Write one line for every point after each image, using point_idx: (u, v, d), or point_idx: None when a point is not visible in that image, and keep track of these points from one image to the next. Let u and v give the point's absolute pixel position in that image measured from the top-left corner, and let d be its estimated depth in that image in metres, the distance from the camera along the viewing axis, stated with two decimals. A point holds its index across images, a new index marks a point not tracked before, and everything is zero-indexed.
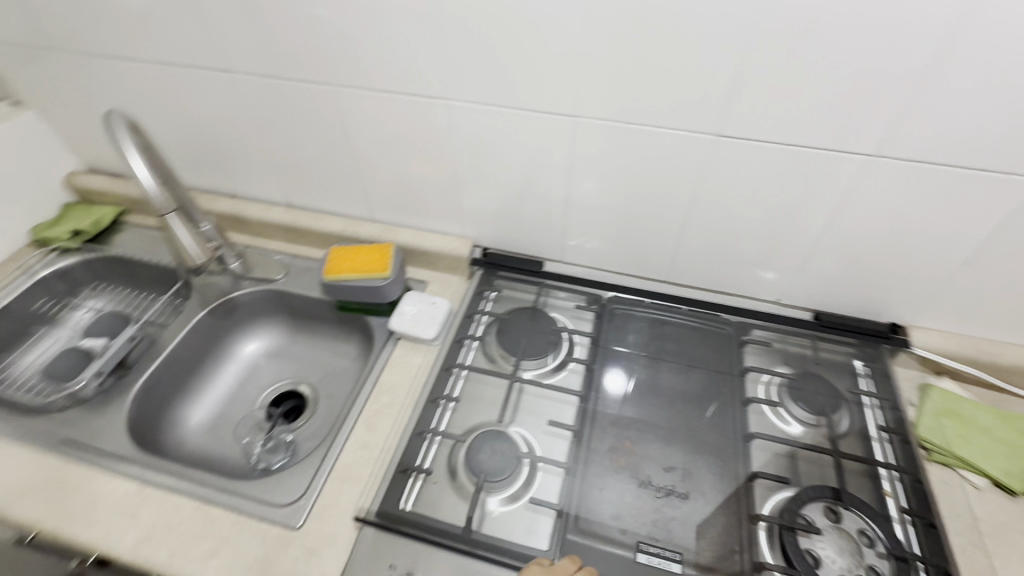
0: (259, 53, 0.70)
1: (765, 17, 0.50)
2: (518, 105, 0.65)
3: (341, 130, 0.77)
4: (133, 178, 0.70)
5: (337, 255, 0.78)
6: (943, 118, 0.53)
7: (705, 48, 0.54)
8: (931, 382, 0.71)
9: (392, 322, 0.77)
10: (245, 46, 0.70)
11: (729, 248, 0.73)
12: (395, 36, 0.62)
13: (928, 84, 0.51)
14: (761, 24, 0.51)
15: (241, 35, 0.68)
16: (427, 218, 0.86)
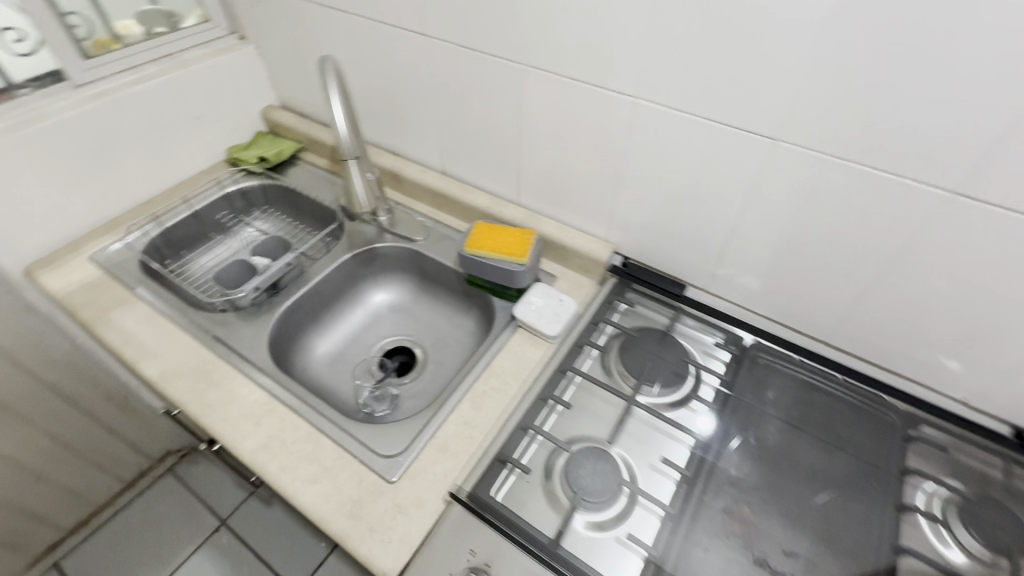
0: (462, 20, 0.71)
1: None
2: (711, 116, 0.60)
3: (516, 109, 0.77)
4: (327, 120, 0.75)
5: (482, 230, 0.79)
6: None
7: (973, 89, 0.45)
8: None
9: (516, 309, 0.77)
10: (449, 11, 0.71)
11: (920, 326, 0.61)
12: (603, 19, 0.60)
13: None
14: None
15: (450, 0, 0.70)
16: (573, 214, 0.83)
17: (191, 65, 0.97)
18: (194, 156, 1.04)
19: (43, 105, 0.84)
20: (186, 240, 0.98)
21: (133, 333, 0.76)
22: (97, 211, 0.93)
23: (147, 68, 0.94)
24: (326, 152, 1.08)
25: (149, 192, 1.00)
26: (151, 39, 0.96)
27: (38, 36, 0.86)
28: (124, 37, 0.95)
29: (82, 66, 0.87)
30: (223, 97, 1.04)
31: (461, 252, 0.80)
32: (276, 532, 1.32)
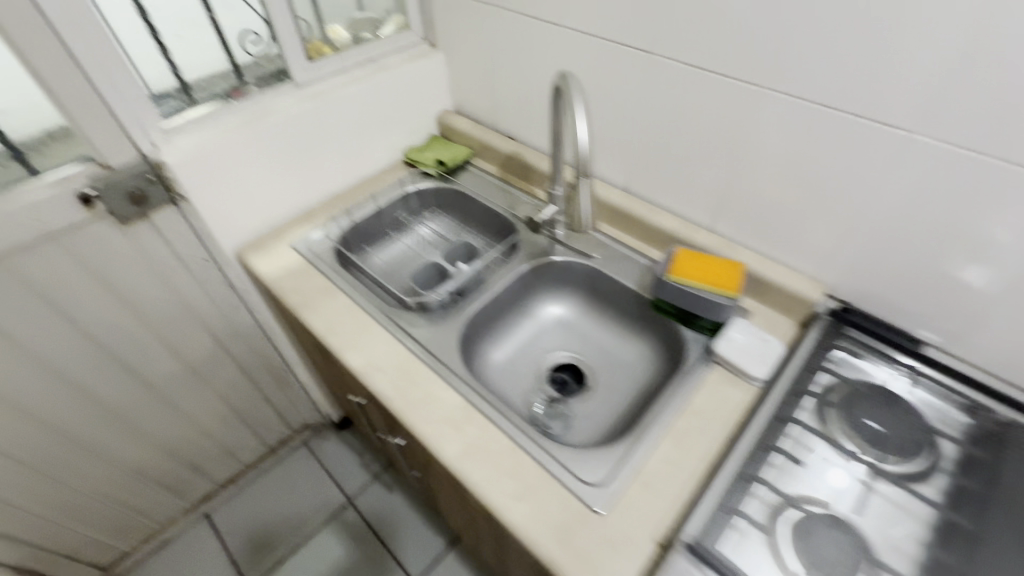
0: (712, 29, 0.69)
1: None
2: (1012, 160, 0.54)
3: (745, 128, 0.73)
4: (546, 132, 0.76)
5: (682, 257, 0.76)
6: None
7: None
8: None
9: (714, 343, 0.73)
10: (699, 22, 0.69)
11: None
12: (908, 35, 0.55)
13: None
14: None
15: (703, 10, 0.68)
16: (778, 247, 0.78)
17: (391, 69, 1.02)
18: (379, 155, 1.09)
19: (270, 103, 0.92)
20: (370, 234, 1.03)
21: (338, 322, 0.81)
22: (296, 201, 1.00)
23: (354, 70, 1.00)
24: (498, 160, 1.09)
25: (339, 186, 1.06)
26: (356, 44, 1.01)
27: (271, 38, 0.92)
28: (333, 40, 1.00)
29: (305, 67, 0.94)
30: (411, 102, 1.09)
31: (658, 276, 0.77)
32: (395, 520, 1.36)
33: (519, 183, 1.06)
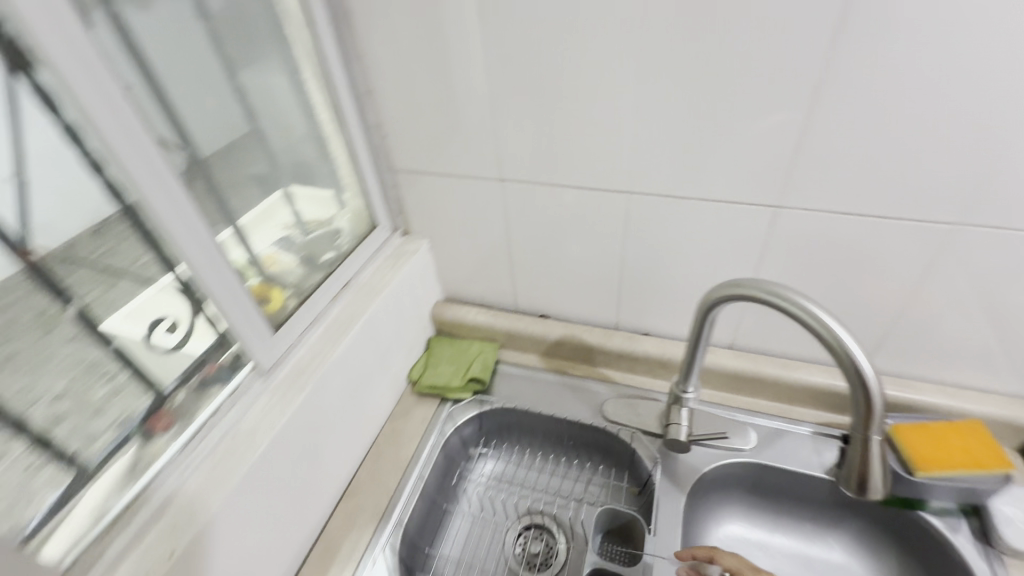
0: (882, 165, 0.54)
1: None
2: None
3: (934, 262, 0.58)
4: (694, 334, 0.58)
5: (914, 442, 0.60)
6: None
7: None
8: None
9: (1004, 536, 0.57)
10: (852, 163, 0.54)
11: None
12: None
13: None
14: None
15: (874, 142, 0.53)
16: (961, 373, 0.66)
17: (378, 291, 0.73)
18: (384, 400, 0.77)
19: (239, 419, 0.57)
20: (423, 532, 0.70)
21: None
22: (305, 534, 0.63)
23: (330, 311, 0.69)
24: (539, 347, 0.84)
25: (350, 472, 0.71)
26: (314, 271, 0.74)
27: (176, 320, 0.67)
28: (275, 273, 0.70)
29: (270, 343, 0.61)
30: (407, 315, 0.80)
31: (903, 477, 0.58)
32: None
33: (580, 368, 0.83)
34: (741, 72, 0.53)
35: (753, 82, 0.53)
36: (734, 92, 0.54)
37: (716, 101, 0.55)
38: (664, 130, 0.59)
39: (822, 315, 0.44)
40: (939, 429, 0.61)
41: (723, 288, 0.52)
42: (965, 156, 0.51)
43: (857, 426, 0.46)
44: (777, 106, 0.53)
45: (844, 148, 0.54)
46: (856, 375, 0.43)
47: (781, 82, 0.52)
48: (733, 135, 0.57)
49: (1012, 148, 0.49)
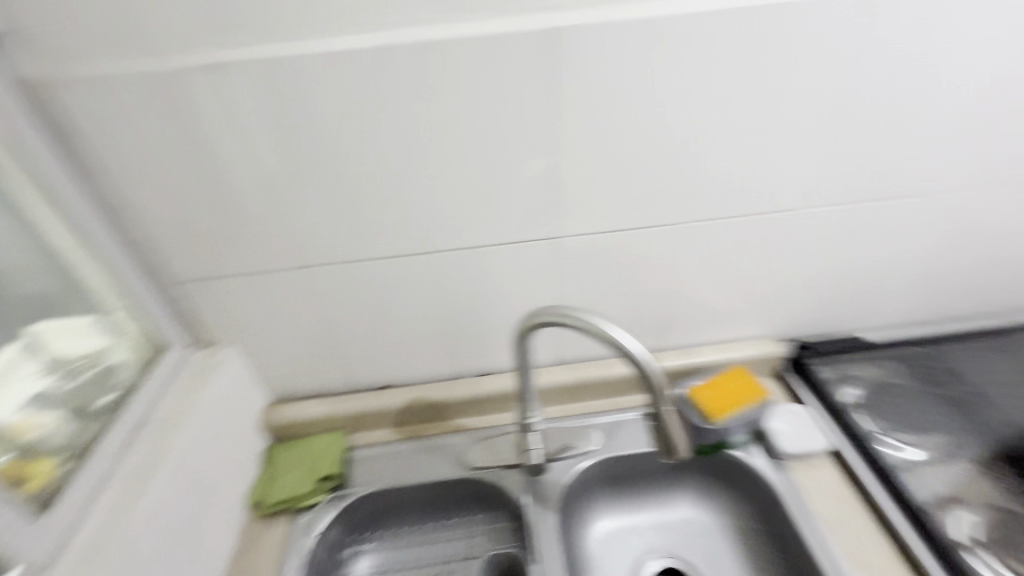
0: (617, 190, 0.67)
1: None
2: (851, 202, 0.72)
3: (677, 253, 0.74)
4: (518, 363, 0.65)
5: (705, 395, 0.74)
6: None
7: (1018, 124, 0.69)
8: None
9: (781, 447, 0.73)
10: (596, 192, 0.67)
11: (1003, 276, 0.84)
12: (800, 131, 0.65)
13: None
14: None
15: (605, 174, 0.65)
16: (723, 329, 0.84)
17: (183, 421, 0.64)
18: (222, 541, 0.67)
19: None
20: None
21: None
22: None
23: (122, 465, 0.59)
24: (388, 419, 0.82)
25: None
26: (86, 424, 0.62)
27: None
28: (29, 444, 0.57)
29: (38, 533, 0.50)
30: (228, 435, 0.71)
31: (702, 427, 0.72)
32: None
33: (434, 426, 0.82)
34: (491, 134, 0.61)
35: (502, 141, 0.62)
36: (489, 151, 0.62)
37: (478, 161, 0.63)
38: (446, 190, 0.65)
39: (600, 321, 0.54)
40: (720, 377, 0.76)
41: (526, 318, 0.59)
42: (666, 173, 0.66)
43: (654, 400, 0.55)
44: (528, 157, 0.63)
45: (590, 181, 0.66)
46: (638, 361, 0.53)
47: (524, 137, 0.62)
48: (501, 186, 0.65)
49: (693, 161, 0.66)
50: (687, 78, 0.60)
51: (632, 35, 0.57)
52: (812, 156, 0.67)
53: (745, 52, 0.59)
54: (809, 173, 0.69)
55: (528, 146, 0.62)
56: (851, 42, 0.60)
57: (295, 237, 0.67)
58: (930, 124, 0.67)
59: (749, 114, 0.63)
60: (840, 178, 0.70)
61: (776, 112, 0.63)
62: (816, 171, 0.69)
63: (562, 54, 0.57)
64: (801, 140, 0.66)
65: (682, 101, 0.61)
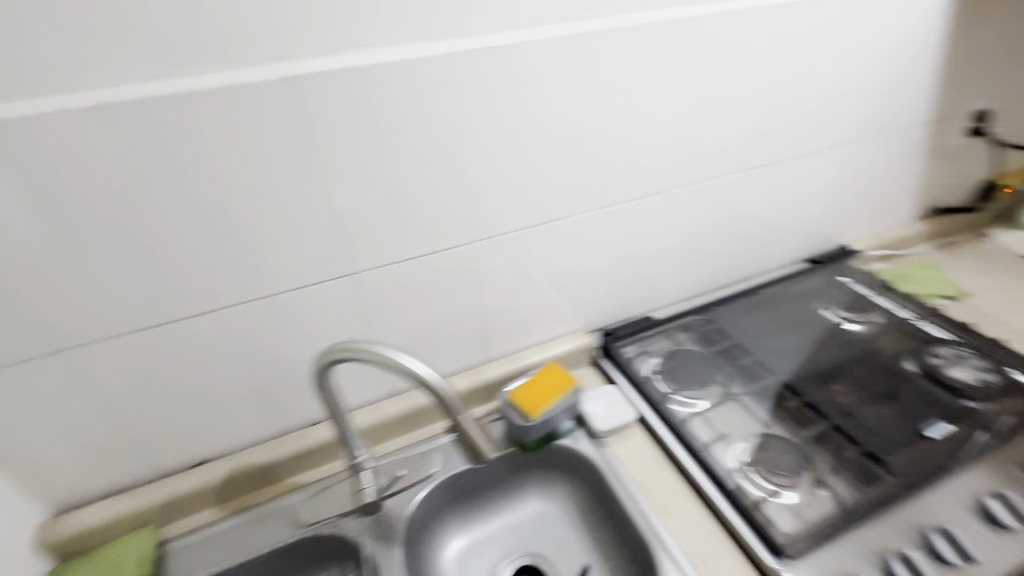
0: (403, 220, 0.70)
1: (758, 95, 0.84)
2: (615, 202, 0.83)
3: (475, 269, 0.79)
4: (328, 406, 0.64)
5: (522, 397, 0.79)
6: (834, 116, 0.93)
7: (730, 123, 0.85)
8: (876, 267, 1.13)
9: (596, 426, 0.81)
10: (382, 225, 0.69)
11: (748, 245, 1.03)
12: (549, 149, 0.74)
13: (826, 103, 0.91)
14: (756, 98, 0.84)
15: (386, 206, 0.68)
16: (540, 331, 0.92)
17: None
18: None
19: None
20: None
21: None
22: None
23: None
24: (210, 498, 0.75)
25: None
26: None
27: None
28: None
29: None
30: None
31: (523, 427, 0.78)
32: None
33: (265, 492, 0.77)
34: (257, 182, 0.61)
35: (270, 188, 0.62)
36: (259, 198, 0.62)
37: (249, 210, 0.62)
38: (218, 245, 0.63)
39: (386, 350, 0.57)
40: (535, 376, 0.83)
41: (318, 360, 0.59)
42: (444, 199, 0.71)
43: (451, 417, 0.61)
44: (303, 200, 0.64)
45: (373, 215, 0.68)
46: (426, 382, 0.58)
47: (294, 182, 0.63)
48: (281, 232, 0.65)
49: (468, 185, 0.71)
50: (439, 112, 0.65)
51: (375, 78, 0.60)
52: (570, 167, 0.77)
53: (485, 84, 0.65)
54: (570, 183, 0.78)
55: (297, 190, 0.63)
56: (575, 68, 0.69)
57: (45, 320, 0.59)
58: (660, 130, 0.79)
59: (507, 137, 0.70)
60: (601, 184, 0.80)
61: (524, 133, 0.71)
62: (575, 181, 0.78)
63: (306, 105, 0.59)
64: (557, 155, 0.75)
65: (442, 130, 0.66)
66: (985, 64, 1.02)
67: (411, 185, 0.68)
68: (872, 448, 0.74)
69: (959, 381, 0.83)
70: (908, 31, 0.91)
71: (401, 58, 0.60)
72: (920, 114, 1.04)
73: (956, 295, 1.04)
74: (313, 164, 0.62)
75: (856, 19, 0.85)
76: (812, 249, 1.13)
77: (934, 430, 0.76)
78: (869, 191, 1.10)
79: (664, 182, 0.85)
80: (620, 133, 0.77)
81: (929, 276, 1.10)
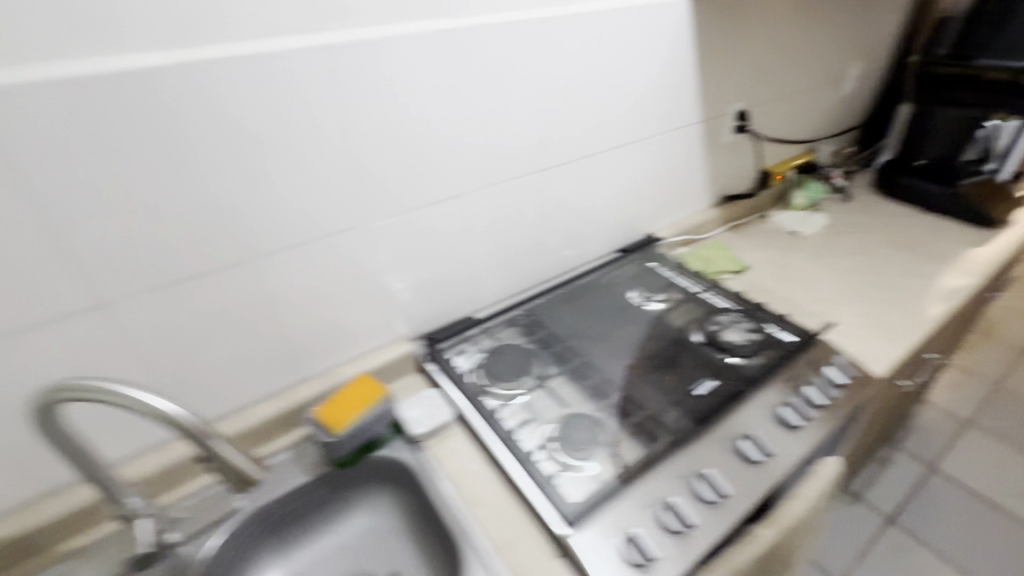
0: (160, 242, 0.66)
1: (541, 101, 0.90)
2: (412, 207, 0.85)
3: (263, 287, 0.76)
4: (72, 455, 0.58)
5: (328, 414, 0.77)
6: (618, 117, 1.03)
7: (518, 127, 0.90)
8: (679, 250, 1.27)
9: (412, 430, 0.82)
10: (137, 250, 0.65)
11: (562, 240, 1.11)
12: (322, 159, 0.74)
13: (609, 105, 1.00)
14: (540, 104, 0.91)
15: (136, 229, 0.64)
16: (357, 344, 0.91)
17: None
18: None
19: None
20: None
21: None
22: None
23: None
24: None
25: None
26: None
27: None
28: None
29: None
30: None
31: (331, 443, 0.76)
32: None
33: (29, 565, 0.67)
34: None
35: None
36: None
37: None
38: None
39: (117, 387, 0.52)
40: (342, 390, 0.81)
41: (37, 407, 0.53)
42: (209, 217, 0.69)
43: (198, 441, 0.58)
44: (24, 230, 0.58)
45: (121, 240, 0.64)
46: (158, 412, 0.54)
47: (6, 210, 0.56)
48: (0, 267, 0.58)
49: (234, 201, 0.69)
50: (179, 128, 0.63)
51: (90, 93, 0.56)
52: (352, 177, 0.77)
53: (229, 98, 0.64)
54: (354, 193, 0.79)
55: (13, 220, 0.57)
56: (334, 78, 0.70)
57: None
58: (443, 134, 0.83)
59: (270, 148, 0.70)
60: (391, 191, 0.82)
61: (290, 145, 0.71)
62: (360, 189, 0.79)
63: None
64: (332, 165, 0.75)
65: (189, 148, 0.64)
66: (738, 72, 1.19)
67: (157, 203, 0.65)
68: (653, 412, 0.83)
69: (730, 341, 0.96)
70: (669, 43, 1.03)
71: (102, 70, 0.56)
72: (694, 115, 1.19)
73: (739, 270, 1.21)
74: (22, 188, 0.57)
75: (624, 32, 0.94)
76: (622, 240, 1.24)
77: (704, 386, 0.88)
78: (664, 184, 1.24)
79: (458, 187, 0.89)
80: (397, 141, 0.79)
81: (719, 254, 1.26)
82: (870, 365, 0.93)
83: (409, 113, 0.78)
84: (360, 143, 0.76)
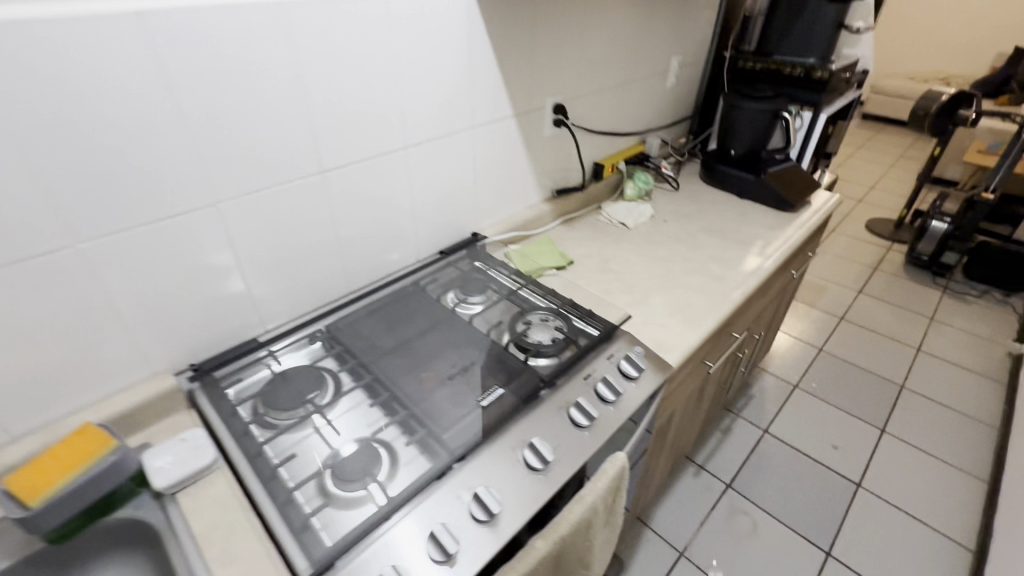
0: None
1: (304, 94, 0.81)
2: (147, 221, 0.72)
3: None
4: None
5: (24, 480, 0.64)
6: (411, 112, 0.97)
7: (278, 123, 0.80)
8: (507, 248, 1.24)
9: (154, 483, 0.69)
10: None
11: (367, 245, 1.03)
12: None
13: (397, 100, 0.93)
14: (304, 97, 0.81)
15: None
16: (99, 385, 0.77)
17: None
18: None
19: None
20: None
21: None
22: None
23: None
24: None
25: None
26: None
27: None
28: None
29: None
30: None
31: (25, 516, 0.62)
32: None
33: None
34: None
35: None
36: None
37: None
38: None
39: None
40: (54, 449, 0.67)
41: None
42: None
43: None
44: None
45: None
46: None
47: None
48: None
49: None
50: None
51: None
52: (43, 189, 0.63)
53: None
54: (51, 208, 0.64)
55: None
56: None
57: None
58: (173, 133, 0.70)
59: None
60: (113, 203, 0.68)
61: None
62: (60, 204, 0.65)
63: None
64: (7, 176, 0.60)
65: None
66: (546, 65, 1.17)
67: None
68: (438, 428, 0.79)
69: (535, 341, 0.94)
70: (461, 40, 0.98)
71: None
72: (506, 110, 1.15)
73: (562, 266, 1.20)
74: None
75: (402, 17, 0.87)
76: (445, 241, 1.19)
77: (499, 392, 0.85)
78: (485, 181, 1.20)
79: (209, 195, 0.77)
80: (96, 144, 0.65)
81: (547, 250, 1.24)
82: (665, 354, 0.97)
83: (107, 110, 0.65)
84: (34, 148, 0.61)
